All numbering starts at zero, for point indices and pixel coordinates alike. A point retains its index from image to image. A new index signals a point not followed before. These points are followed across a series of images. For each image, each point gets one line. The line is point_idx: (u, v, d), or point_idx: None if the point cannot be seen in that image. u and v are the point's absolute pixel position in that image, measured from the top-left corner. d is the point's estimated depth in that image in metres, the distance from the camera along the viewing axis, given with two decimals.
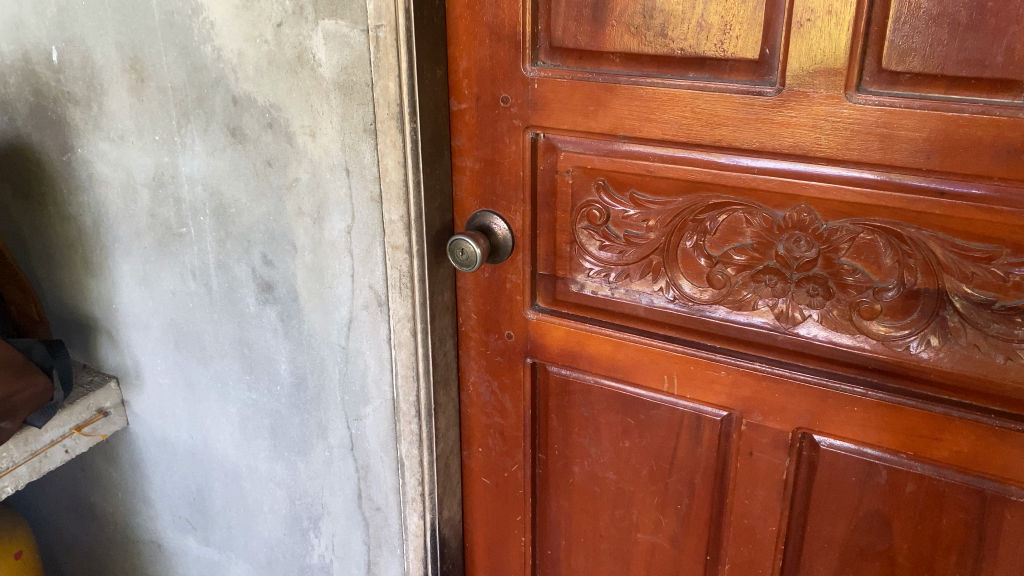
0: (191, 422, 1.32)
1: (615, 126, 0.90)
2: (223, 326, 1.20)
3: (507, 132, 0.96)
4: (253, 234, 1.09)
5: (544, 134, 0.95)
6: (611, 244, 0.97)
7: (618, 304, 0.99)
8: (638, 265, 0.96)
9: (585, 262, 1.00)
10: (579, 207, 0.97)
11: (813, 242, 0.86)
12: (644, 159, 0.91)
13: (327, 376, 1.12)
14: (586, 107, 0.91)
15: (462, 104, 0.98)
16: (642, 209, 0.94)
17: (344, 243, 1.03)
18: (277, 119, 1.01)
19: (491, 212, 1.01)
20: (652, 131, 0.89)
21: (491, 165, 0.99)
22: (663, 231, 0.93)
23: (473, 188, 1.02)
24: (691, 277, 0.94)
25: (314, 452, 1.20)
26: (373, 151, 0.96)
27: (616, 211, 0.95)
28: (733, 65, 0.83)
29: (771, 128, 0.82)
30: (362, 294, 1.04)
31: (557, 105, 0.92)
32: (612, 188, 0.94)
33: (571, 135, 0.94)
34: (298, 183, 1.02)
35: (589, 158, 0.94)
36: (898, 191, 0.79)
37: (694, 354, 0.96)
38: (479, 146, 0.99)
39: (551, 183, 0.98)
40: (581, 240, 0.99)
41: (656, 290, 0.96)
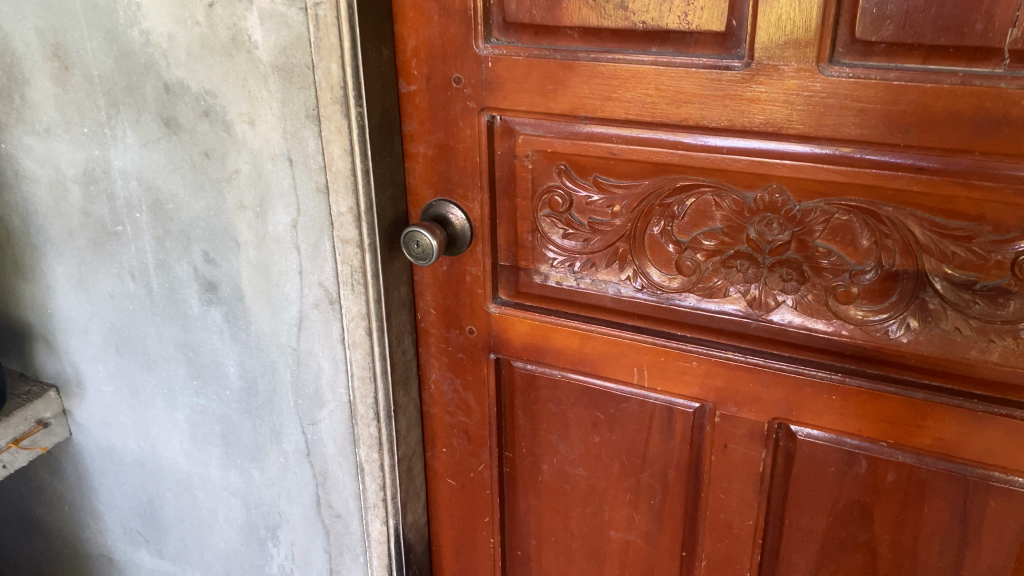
0: (137, 431, 1.25)
1: (575, 106, 0.85)
2: (166, 329, 1.13)
3: (461, 115, 0.90)
4: (193, 231, 1.03)
5: (500, 116, 0.89)
6: (575, 232, 0.92)
7: (583, 295, 0.94)
8: (604, 255, 0.92)
9: (548, 251, 0.94)
10: (540, 193, 0.92)
11: (785, 224, 0.81)
12: (608, 141, 0.86)
13: (279, 380, 1.06)
14: (543, 86, 0.85)
15: (412, 87, 0.91)
16: (607, 194, 0.89)
17: (290, 237, 0.96)
18: (213, 106, 0.94)
19: (445, 202, 0.96)
20: (615, 111, 0.83)
21: (445, 150, 0.93)
22: (629, 218, 0.89)
23: (427, 176, 0.96)
24: (659, 264, 0.89)
25: (269, 459, 1.14)
26: (316, 138, 0.89)
27: (580, 197, 0.90)
28: (699, 37, 0.78)
29: (741, 104, 0.78)
30: (312, 292, 0.98)
31: (514, 85, 0.87)
32: (575, 173, 0.89)
33: (529, 117, 0.88)
34: (238, 175, 0.96)
35: (550, 141, 0.88)
36: (877, 168, 0.75)
37: (664, 344, 0.91)
38: (432, 130, 0.93)
39: (510, 168, 0.92)
40: (543, 228, 0.93)
41: (623, 279, 0.91)
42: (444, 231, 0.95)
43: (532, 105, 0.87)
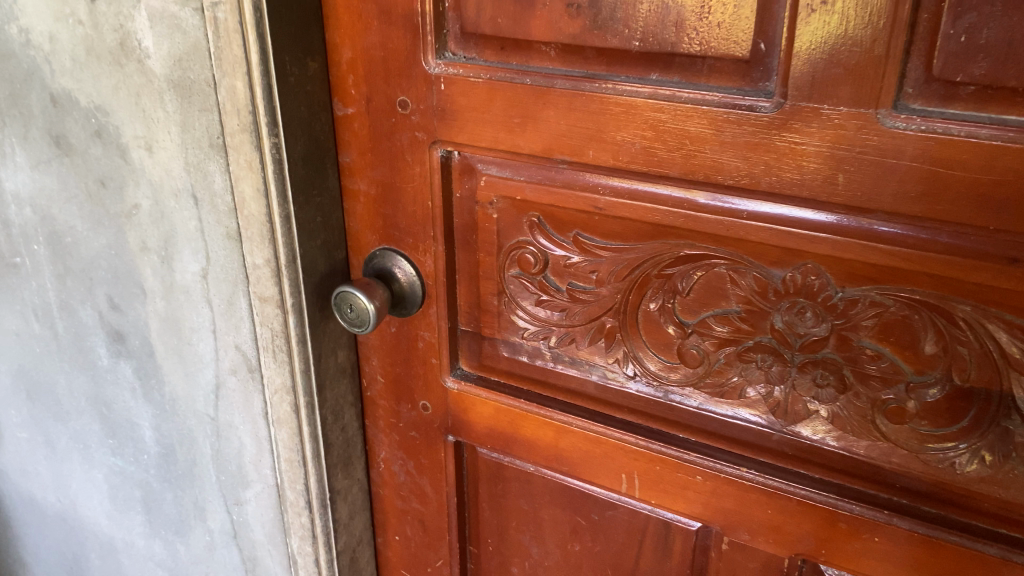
0: (56, 484, 1.08)
1: (549, 147, 0.65)
2: (76, 378, 0.95)
3: (407, 148, 0.71)
4: (95, 271, 0.85)
5: (458, 152, 0.70)
6: (551, 299, 0.71)
7: (560, 377, 0.74)
8: (585, 330, 0.71)
9: (517, 320, 0.74)
10: (507, 248, 0.72)
11: (823, 314, 0.61)
12: (592, 190, 0.65)
13: (198, 451, 0.88)
14: (510, 119, 0.65)
15: (349, 109, 0.72)
16: (590, 256, 0.68)
17: (200, 289, 0.78)
18: (105, 126, 0.75)
19: (387, 250, 0.76)
20: (600, 155, 0.63)
21: (391, 190, 0.73)
22: (617, 288, 0.68)
23: (370, 219, 0.76)
24: (655, 349, 0.68)
25: (193, 535, 0.96)
26: (223, 173, 0.70)
27: (556, 257, 0.70)
28: (714, 64, 0.57)
29: (768, 158, 0.57)
30: (228, 356, 0.80)
31: (473, 114, 0.67)
32: (551, 227, 0.69)
33: (493, 155, 0.68)
34: (138, 210, 0.77)
35: (519, 186, 0.68)
36: (933, 253, 0.55)
37: (660, 449, 0.71)
38: (374, 164, 0.73)
39: (470, 216, 0.72)
40: (510, 291, 0.73)
41: (610, 363, 0.71)
42: (386, 289, 0.75)
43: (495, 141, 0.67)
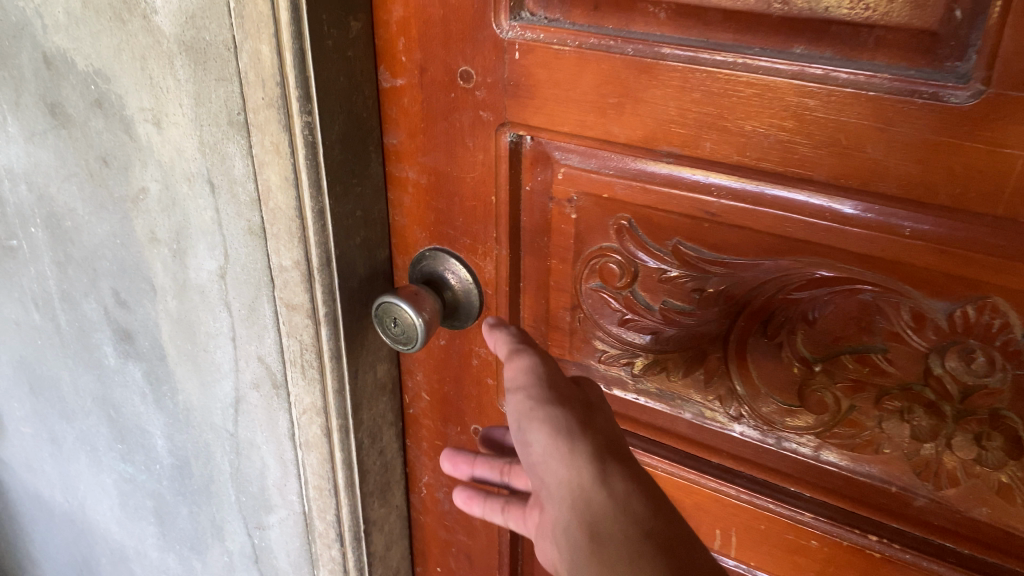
0: (64, 484, 0.98)
1: (651, 135, 0.51)
2: (81, 376, 0.84)
3: (468, 131, 0.58)
4: (98, 261, 0.73)
5: (532, 138, 0.57)
6: (638, 319, 0.58)
7: (644, 412, 0.62)
8: (680, 360, 0.58)
9: (595, 340, 0.61)
10: (586, 255, 0.58)
11: (1000, 363, 0.46)
12: (703, 192, 0.51)
13: (216, 467, 0.78)
14: (603, 97, 0.51)
15: (398, 81, 0.59)
16: (694, 271, 0.54)
17: (217, 290, 0.66)
18: (105, 94, 0.62)
19: (442, 252, 0.64)
20: (719, 148, 0.49)
21: (446, 180, 0.61)
22: (725, 312, 0.55)
23: (419, 213, 0.64)
24: (771, 389, 0.55)
25: (210, 554, 0.86)
26: (245, 156, 0.58)
27: (647, 268, 0.56)
28: (884, 36, 0.43)
29: (953, 163, 0.43)
30: (250, 369, 0.68)
31: (553, 92, 0.53)
32: (643, 232, 0.55)
33: (575, 142, 0.55)
34: (145, 196, 0.65)
35: (607, 181, 0.55)
36: (953, 245, 0.45)
37: (766, 505, 0.59)
38: (427, 148, 0.60)
39: (542, 214, 0.59)
40: (588, 304, 0.60)
41: (710, 401, 0.58)
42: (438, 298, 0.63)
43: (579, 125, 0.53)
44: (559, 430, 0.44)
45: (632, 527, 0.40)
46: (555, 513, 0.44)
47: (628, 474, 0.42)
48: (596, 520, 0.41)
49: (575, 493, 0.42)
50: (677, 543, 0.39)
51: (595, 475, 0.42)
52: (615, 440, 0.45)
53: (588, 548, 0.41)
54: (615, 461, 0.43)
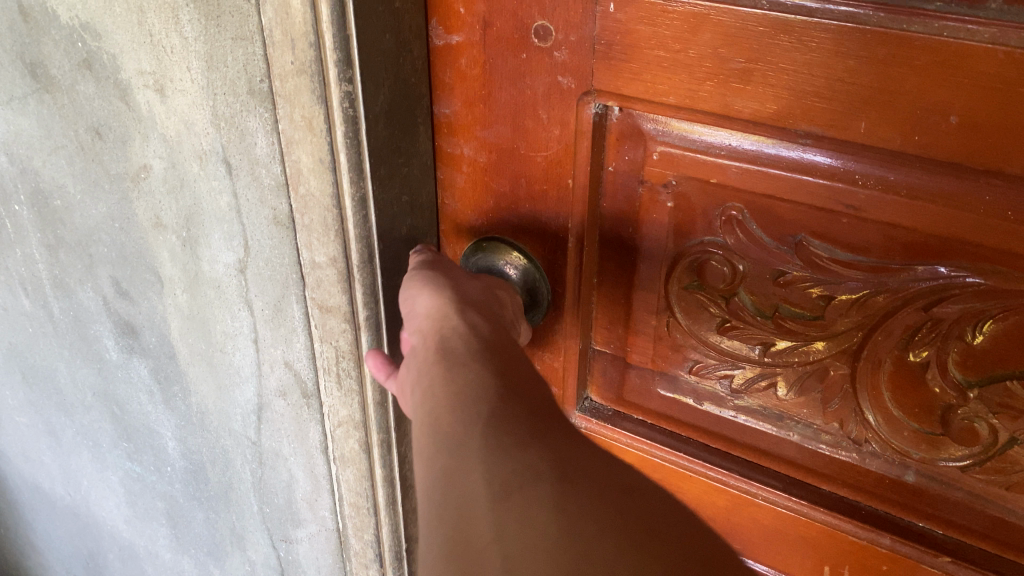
0: (65, 477, 0.90)
1: (784, 115, 0.40)
2: (80, 369, 0.75)
3: (543, 100, 0.47)
4: (94, 245, 0.63)
5: (620, 110, 0.46)
6: (743, 326, 0.48)
7: (742, 430, 0.53)
8: (795, 376, 0.49)
9: (688, 349, 0.52)
10: (683, 252, 0.48)
11: None
12: (846, 181, 0.40)
13: (236, 475, 0.69)
14: (723, 64, 0.40)
15: (455, 37, 0.48)
16: (821, 276, 0.44)
17: (235, 286, 0.56)
18: (96, 53, 0.52)
19: (506, 242, 0.53)
20: (877, 128, 0.38)
21: (509, 161, 0.50)
22: (857, 324, 0.44)
23: (475, 197, 0.53)
24: (908, 415, 0.46)
25: (231, 561, 0.78)
26: (269, 133, 0.47)
27: (758, 269, 0.46)
28: None
29: None
30: (275, 375, 0.59)
31: (658, 55, 0.42)
32: (756, 226, 0.45)
33: (680, 116, 0.44)
34: (148, 174, 0.55)
35: (717, 164, 0.44)
36: None
37: (889, 544, 0.51)
38: (488, 121, 0.49)
39: (628, 201, 0.49)
40: (682, 307, 0.50)
41: (828, 421, 0.49)
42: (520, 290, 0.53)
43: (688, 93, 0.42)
44: (433, 283, 0.47)
45: (473, 347, 0.42)
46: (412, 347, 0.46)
47: (485, 319, 0.45)
48: (446, 346, 0.43)
49: (433, 324, 0.44)
50: (510, 365, 0.41)
51: (454, 312, 0.45)
52: (482, 301, 0.47)
53: (432, 363, 0.42)
54: (476, 311, 0.45)
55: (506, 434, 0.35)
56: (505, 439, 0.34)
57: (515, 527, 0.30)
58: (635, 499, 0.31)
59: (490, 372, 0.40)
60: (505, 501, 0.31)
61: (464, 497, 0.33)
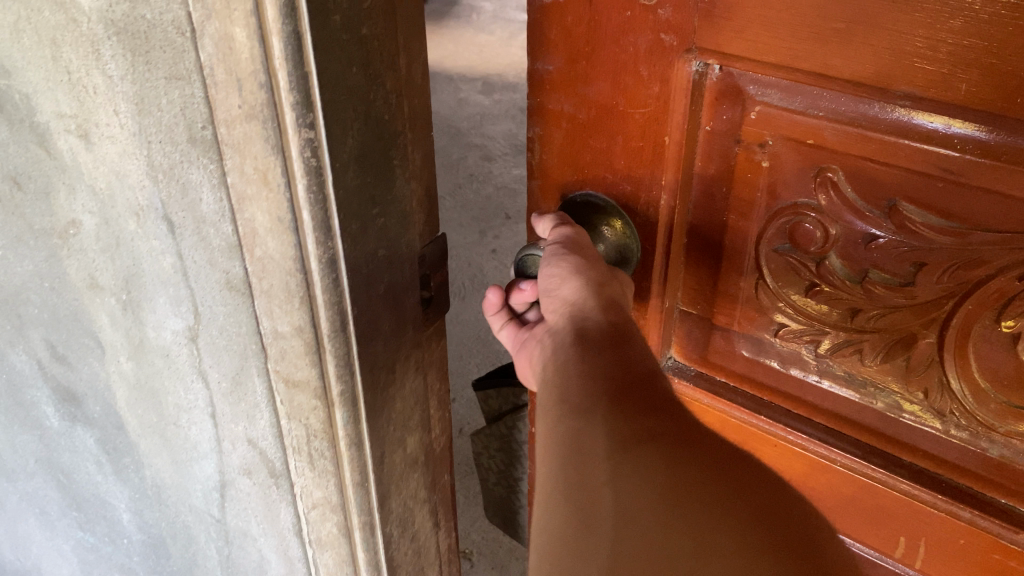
0: (13, 543, 0.82)
1: (885, 77, 0.34)
2: (18, 436, 0.67)
3: (640, 58, 0.41)
4: (23, 306, 0.55)
5: (716, 69, 0.39)
6: (826, 291, 0.41)
7: (824, 398, 0.46)
8: (883, 344, 0.42)
9: (773, 314, 0.44)
10: (772, 211, 0.41)
11: None
12: (942, 145, 0.34)
13: (199, 552, 0.61)
14: (826, 20, 0.34)
15: None
16: (919, 239, 0.37)
17: (188, 356, 0.48)
18: (7, 92, 0.43)
19: (594, 199, 0.47)
20: (989, 96, 0.32)
21: (589, 115, 0.44)
22: (954, 289, 0.38)
23: (563, 150, 0.47)
24: (996, 389, 0.39)
25: None
26: (216, 187, 0.40)
27: (854, 229, 0.39)
28: None
29: None
30: (238, 451, 0.51)
31: (758, 15, 0.36)
32: (850, 185, 0.38)
33: (779, 73, 0.37)
34: (79, 231, 0.47)
35: (813, 125, 0.38)
36: None
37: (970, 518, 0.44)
38: (575, 71, 0.43)
39: (723, 160, 0.42)
40: (771, 269, 0.43)
41: (911, 392, 0.42)
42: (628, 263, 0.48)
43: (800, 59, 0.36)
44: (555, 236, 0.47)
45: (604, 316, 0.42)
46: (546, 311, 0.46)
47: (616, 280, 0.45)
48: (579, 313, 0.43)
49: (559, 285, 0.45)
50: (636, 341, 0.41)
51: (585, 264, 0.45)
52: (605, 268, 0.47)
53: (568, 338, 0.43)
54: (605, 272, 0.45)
55: (633, 404, 0.35)
56: (631, 409, 0.35)
57: (633, 485, 0.31)
58: (759, 472, 0.31)
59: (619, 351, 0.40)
60: (624, 457, 0.32)
61: (588, 449, 0.34)
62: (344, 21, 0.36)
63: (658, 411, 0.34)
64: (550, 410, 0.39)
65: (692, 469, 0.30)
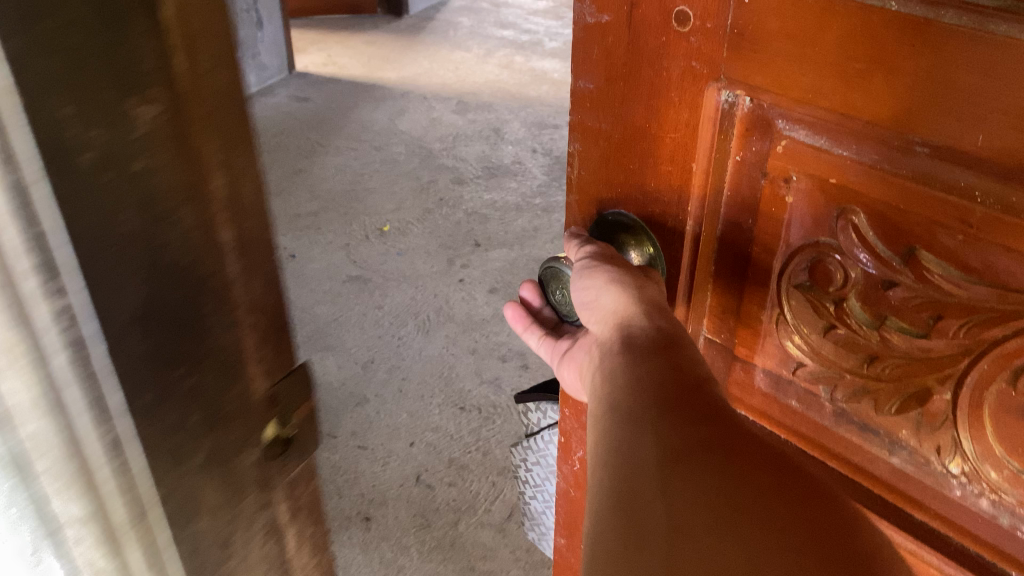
0: None
1: (885, 114, 0.55)
2: None
3: (678, 84, 0.67)
4: None
5: (752, 103, 0.64)
6: (818, 287, 0.66)
7: (823, 364, 0.69)
8: (892, 391, 0.64)
9: (782, 304, 0.69)
10: (776, 228, 0.67)
11: None
12: (913, 178, 0.56)
13: None
14: (851, 67, 0.55)
15: (609, 23, 0.69)
16: (871, 252, 0.61)
17: None
18: None
19: (631, 219, 0.77)
20: (928, 131, 0.53)
21: (645, 142, 0.72)
22: (962, 338, 0.58)
23: (618, 171, 0.76)
24: (916, 357, 0.62)
25: None
26: None
27: (870, 274, 0.62)
28: None
29: None
30: None
31: (785, 61, 0.59)
32: (871, 232, 0.60)
33: (802, 111, 0.60)
34: None
35: (833, 163, 0.60)
36: None
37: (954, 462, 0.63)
38: (645, 108, 0.70)
39: (748, 185, 0.67)
40: (793, 297, 0.68)
41: (866, 360, 0.65)
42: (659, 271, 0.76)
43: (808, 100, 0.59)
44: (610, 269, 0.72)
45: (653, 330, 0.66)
46: (605, 330, 0.70)
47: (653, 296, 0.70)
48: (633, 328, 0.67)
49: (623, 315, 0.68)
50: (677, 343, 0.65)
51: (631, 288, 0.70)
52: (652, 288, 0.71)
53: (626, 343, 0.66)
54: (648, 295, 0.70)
55: (676, 399, 0.58)
56: (675, 401, 0.57)
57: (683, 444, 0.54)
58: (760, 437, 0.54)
59: (660, 357, 0.63)
60: (675, 432, 0.55)
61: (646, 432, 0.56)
62: (101, 159, 0.31)
63: (758, 466, 0.50)
64: (609, 403, 0.62)
65: (794, 544, 0.45)
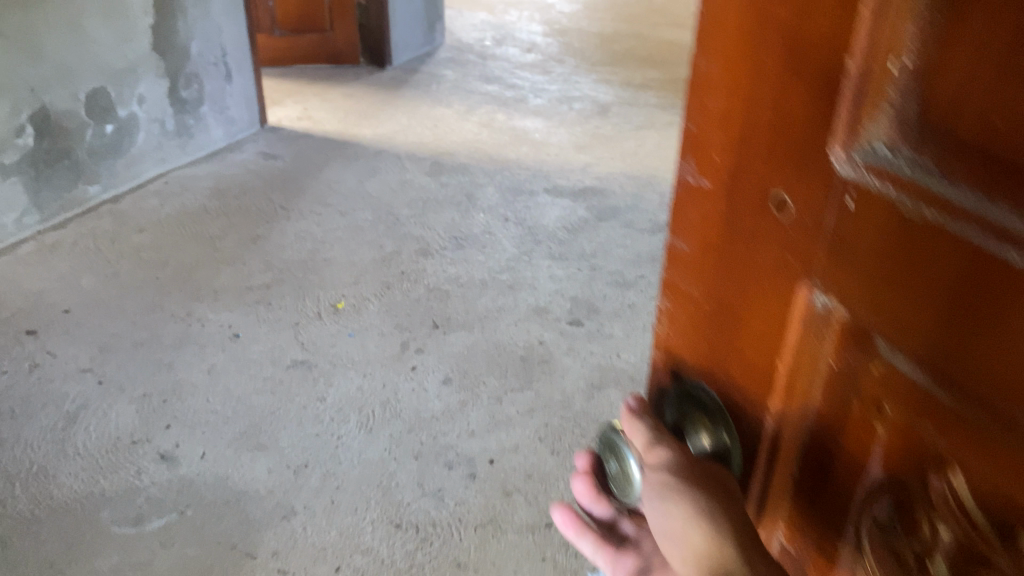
0: None
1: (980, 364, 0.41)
2: None
3: (766, 267, 0.57)
4: None
5: (831, 308, 0.52)
6: (902, 546, 0.51)
7: None
8: None
9: (865, 548, 0.55)
10: (861, 455, 0.53)
11: None
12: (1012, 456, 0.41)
13: None
14: (939, 292, 0.43)
15: (707, 184, 0.60)
16: (965, 530, 0.45)
17: None
18: None
19: (717, 398, 0.67)
20: None
21: (733, 319, 0.62)
22: None
23: (705, 340, 0.66)
24: None
25: None
26: None
27: (960, 548, 0.46)
28: None
29: None
30: None
31: (875, 270, 0.47)
32: (971, 501, 0.45)
33: (885, 330, 0.48)
34: None
35: (916, 397, 0.47)
36: None
37: None
38: (732, 284, 0.61)
39: (839, 400, 0.54)
40: (876, 540, 0.53)
41: None
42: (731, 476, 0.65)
43: (902, 321, 0.46)
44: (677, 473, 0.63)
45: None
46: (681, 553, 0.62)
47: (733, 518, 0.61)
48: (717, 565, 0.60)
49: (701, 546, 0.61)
50: None
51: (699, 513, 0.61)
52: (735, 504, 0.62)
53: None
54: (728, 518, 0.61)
55: None
56: None
57: None
58: None
59: None
60: None
61: None
62: None
63: None
64: None
65: None
